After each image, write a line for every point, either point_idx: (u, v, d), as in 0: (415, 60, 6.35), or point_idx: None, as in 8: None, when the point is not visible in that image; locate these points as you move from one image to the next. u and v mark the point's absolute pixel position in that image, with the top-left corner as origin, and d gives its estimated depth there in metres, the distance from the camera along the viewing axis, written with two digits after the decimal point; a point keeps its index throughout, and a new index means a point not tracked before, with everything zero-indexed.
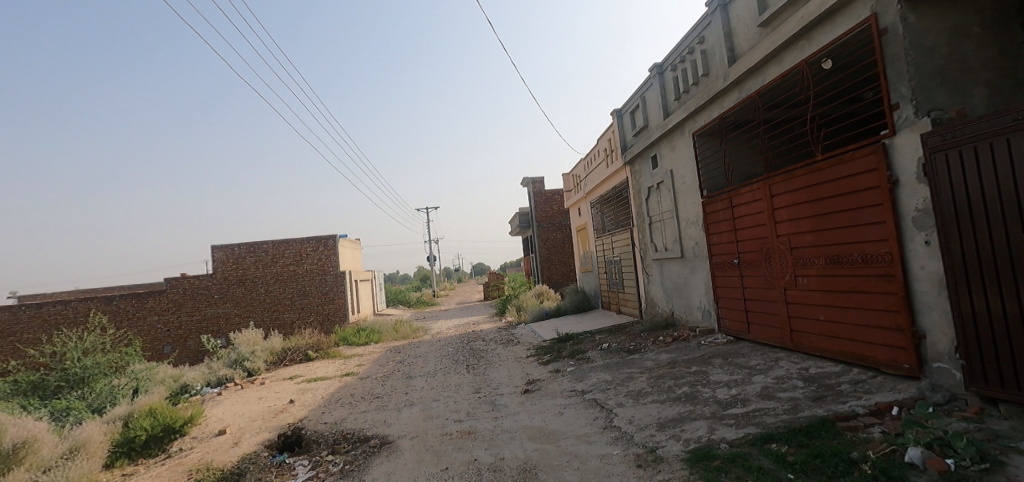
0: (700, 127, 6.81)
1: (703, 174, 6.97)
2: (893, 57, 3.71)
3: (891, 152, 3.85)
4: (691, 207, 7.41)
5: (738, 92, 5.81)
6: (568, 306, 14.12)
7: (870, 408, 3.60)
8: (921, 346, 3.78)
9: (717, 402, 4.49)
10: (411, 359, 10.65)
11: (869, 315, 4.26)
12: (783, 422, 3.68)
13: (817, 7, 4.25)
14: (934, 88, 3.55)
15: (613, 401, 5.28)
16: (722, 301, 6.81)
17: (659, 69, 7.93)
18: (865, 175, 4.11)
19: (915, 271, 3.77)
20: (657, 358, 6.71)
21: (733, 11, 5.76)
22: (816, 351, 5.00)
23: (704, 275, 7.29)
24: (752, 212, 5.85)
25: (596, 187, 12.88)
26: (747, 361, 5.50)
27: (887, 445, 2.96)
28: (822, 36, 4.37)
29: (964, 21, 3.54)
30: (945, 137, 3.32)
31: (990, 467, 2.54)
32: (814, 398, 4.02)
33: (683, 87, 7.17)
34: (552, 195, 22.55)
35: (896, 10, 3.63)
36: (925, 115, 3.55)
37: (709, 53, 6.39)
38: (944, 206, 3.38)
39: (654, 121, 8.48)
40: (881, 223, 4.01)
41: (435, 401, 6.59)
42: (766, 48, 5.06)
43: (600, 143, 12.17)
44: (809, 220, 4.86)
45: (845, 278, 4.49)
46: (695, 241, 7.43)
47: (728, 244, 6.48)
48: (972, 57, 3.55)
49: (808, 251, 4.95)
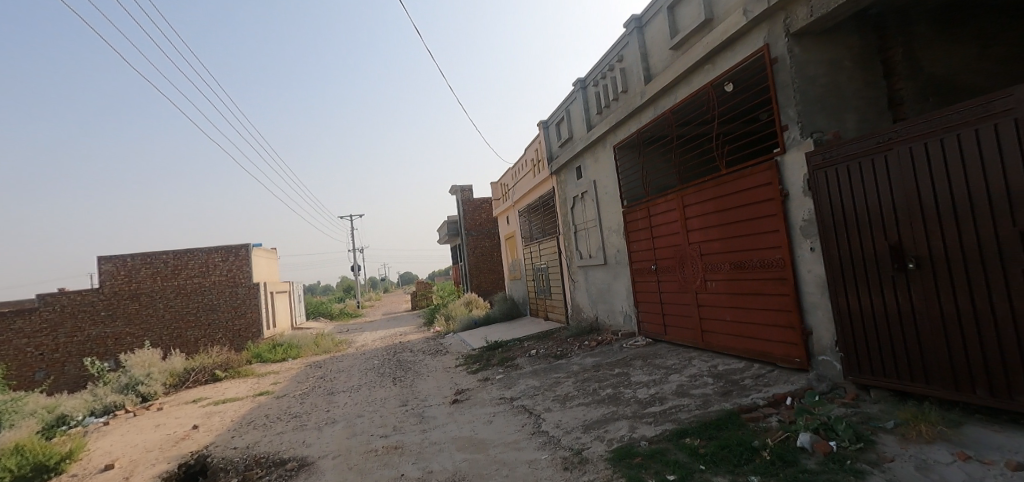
0: (621, 140, 7.18)
1: (624, 185, 7.34)
2: (782, 84, 4.16)
3: (782, 168, 4.30)
4: (613, 217, 7.77)
5: (654, 110, 6.22)
6: (497, 314, 14.23)
7: (768, 399, 3.97)
8: (809, 341, 4.24)
9: (638, 402, 4.72)
10: (333, 375, 10.12)
11: (768, 315, 4.68)
12: (696, 417, 3.95)
13: (721, 35, 4.66)
14: (816, 113, 4.02)
15: (541, 407, 5.37)
16: (641, 305, 7.20)
17: (582, 84, 8.29)
18: (761, 188, 4.57)
19: (804, 274, 4.22)
20: (582, 362, 6.94)
21: (648, 33, 6.18)
22: (724, 350, 5.41)
23: (625, 281, 7.68)
24: (668, 221, 6.25)
25: (523, 196, 13.16)
26: (664, 361, 5.86)
27: (783, 432, 3.28)
28: (725, 61, 4.78)
29: (838, 55, 4.06)
30: (825, 157, 3.77)
31: (864, 446, 2.89)
32: (722, 393, 4.36)
33: (605, 102, 7.52)
34: (480, 204, 22.62)
35: (784, 42, 4.08)
36: (809, 136, 4.00)
37: (627, 72, 6.79)
38: (824, 218, 3.83)
39: (578, 133, 8.82)
40: (774, 231, 4.46)
41: (359, 417, 6.29)
42: (676, 70, 5.48)
43: (526, 153, 12.45)
44: (717, 229, 5.28)
45: (746, 282, 4.94)
46: (617, 248, 7.80)
47: (646, 252, 6.88)
48: (845, 87, 4.08)
49: (715, 257, 5.39)
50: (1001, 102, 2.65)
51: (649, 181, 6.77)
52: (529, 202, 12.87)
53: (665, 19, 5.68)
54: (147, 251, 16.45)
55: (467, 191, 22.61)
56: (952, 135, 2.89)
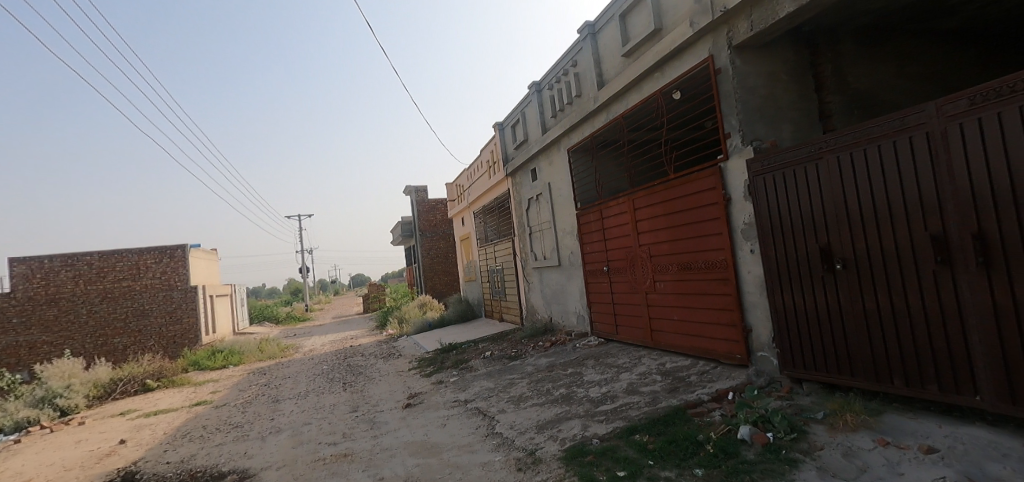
0: (575, 144, 7.31)
1: (578, 188, 7.47)
2: (725, 94, 4.36)
3: (725, 174, 4.52)
4: (567, 219, 7.89)
5: (606, 114, 6.36)
6: (451, 316, 14.11)
7: (712, 394, 4.15)
8: (749, 338, 4.47)
9: (590, 400, 4.81)
10: (278, 382, 9.68)
11: (712, 314, 4.89)
12: (645, 414, 4.07)
13: (669, 45, 4.83)
14: (756, 123, 4.25)
15: (495, 408, 5.36)
16: (594, 305, 7.35)
17: (537, 87, 8.37)
18: (706, 192, 4.77)
19: (745, 275, 4.44)
20: (536, 362, 6.99)
21: (601, 40, 6.32)
22: (671, 348, 5.60)
23: (579, 282, 7.81)
24: (619, 223, 6.42)
25: (479, 197, 13.14)
26: (615, 360, 6.01)
27: (725, 425, 3.43)
28: (673, 70, 4.97)
29: (775, 69, 4.31)
30: (764, 164, 3.99)
31: (797, 436, 3.08)
32: (669, 390, 4.52)
33: (559, 106, 7.63)
34: (435, 205, 22.37)
35: (727, 54, 4.29)
36: (749, 144, 4.22)
37: (581, 77, 6.92)
38: (763, 221, 4.06)
39: (533, 136, 8.91)
40: (718, 234, 4.68)
41: (307, 425, 6.04)
42: (627, 77, 5.64)
43: (482, 154, 12.44)
44: (665, 231, 5.47)
45: (692, 282, 5.15)
46: (571, 250, 7.93)
47: (599, 253, 7.03)
48: (781, 98, 4.34)
49: (664, 258, 5.58)
50: (913, 117, 2.89)
51: (601, 184, 6.92)
52: (484, 203, 12.85)
53: (617, 26, 5.83)
54: (68, 253, 15.26)
55: (421, 191, 22.32)
56: (873, 146, 3.13)
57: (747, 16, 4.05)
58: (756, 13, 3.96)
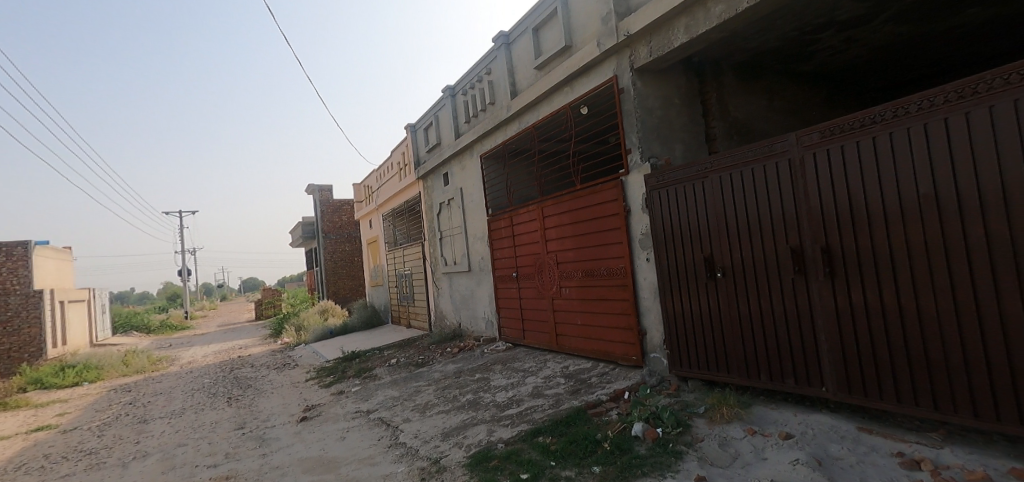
0: (487, 150, 7.39)
1: (489, 194, 7.54)
2: (627, 112, 4.67)
3: (626, 188, 4.83)
4: (478, 225, 7.92)
5: (519, 123, 6.51)
6: (355, 322, 13.46)
7: (610, 394, 4.39)
8: (644, 341, 4.79)
9: (496, 405, 4.85)
10: (147, 399, 8.53)
11: (612, 318, 5.18)
12: (548, 416, 4.19)
13: (579, 62, 5.08)
14: (652, 141, 4.60)
15: (399, 417, 5.19)
16: (502, 311, 7.44)
17: (451, 92, 8.35)
18: (609, 204, 5.06)
19: (641, 282, 4.77)
20: (443, 369, 6.91)
21: (514, 50, 6.48)
22: (574, 351, 5.84)
23: (488, 288, 7.87)
24: (529, 231, 6.58)
25: (388, 200, 12.76)
26: (521, 364, 6.13)
27: (620, 423, 3.64)
28: (581, 86, 5.23)
29: (669, 93, 4.72)
30: (659, 179, 4.31)
31: (682, 430, 3.36)
32: (572, 392, 4.70)
33: (472, 112, 7.67)
34: (341, 206, 21.29)
35: (629, 76, 4.61)
36: (646, 160, 4.55)
37: (494, 85, 7.02)
38: (657, 233, 4.39)
39: (446, 140, 8.86)
40: (618, 243, 4.98)
41: (181, 446, 5.38)
42: (539, 88, 5.83)
43: (393, 156, 12.10)
44: (572, 239, 5.71)
45: (594, 288, 5.42)
46: (481, 255, 7.97)
47: (508, 259, 7.14)
48: (675, 121, 4.75)
49: (569, 265, 5.81)
50: (780, 145, 3.31)
51: (512, 192, 7.05)
52: (394, 206, 12.50)
53: (530, 39, 6.01)
54: None
55: (325, 191, 21.13)
56: (748, 168, 3.53)
57: (647, 42, 4.39)
58: (655, 40, 4.30)
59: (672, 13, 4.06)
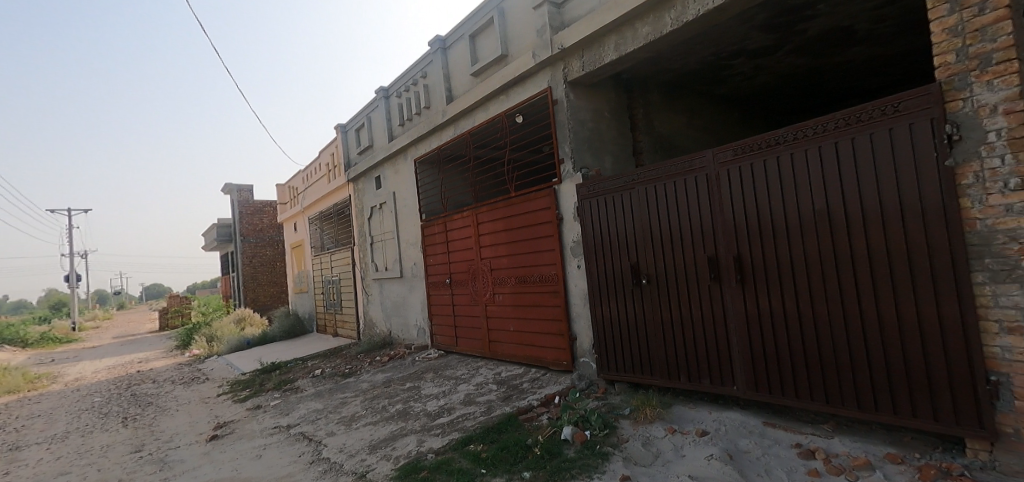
0: (422, 155, 7.28)
1: (423, 199, 7.42)
2: (561, 123, 4.80)
3: (559, 196, 4.95)
4: (411, 231, 7.76)
5: (454, 129, 6.47)
6: (275, 332, 12.66)
7: (541, 399, 4.45)
8: (574, 346, 4.92)
9: (427, 415, 4.74)
10: (21, 423, 7.45)
11: (544, 324, 5.26)
12: (480, 424, 4.17)
13: (514, 71, 5.15)
14: (584, 152, 4.76)
15: (323, 431, 4.92)
16: (435, 318, 7.32)
17: (385, 93, 8.15)
18: (543, 211, 5.16)
19: (572, 288, 4.89)
20: (372, 379, 6.66)
21: (451, 56, 6.45)
22: (507, 358, 5.86)
23: (420, 295, 7.71)
24: (463, 237, 6.54)
25: (315, 202, 12.16)
26: (453, 371, 6.06)
27: (551, 428, 3.70)
28: (517, 96, 5.31)
29: (600, 107, 4.92)
30: (591, 189, 4.47)
31: (609, 431, 3.47)
32: (503, 398, 4.72)
33: (407, 115, 7.53)
34: (262, 207, 20.01)
35: (562, 88, 4.75)
36: (578, 171, 4.70)
37: (430, 89, 6.94)
38: (588, 240, 4.54)
39: (379, 143, 8.62)
40: (551, 250, 5.09)
41: (63, 476, 4.73)
42: (475, 95, 5.83)
43: (321, 156, 11.57)
44: (506, 245, 5.75)
45: (527, 294, 5.49)
46: (414, 261, 7.80)
47: (441, 265, 7.05)
48: (605, 133, 4.96)
49: (503, 272, 5.84)
50: (698, 160, 3.55)
51: (447, 197, 6.98)
52: (321, 209, 11.94)
53: (467, 46, 6.02)
54: None
55: (244, 191, 19.72)
56: (670, 181, 3.75)
57: (579, 56, 4.54)
58: (587, 55, 4.47)
59: (603, 31, 4.24)
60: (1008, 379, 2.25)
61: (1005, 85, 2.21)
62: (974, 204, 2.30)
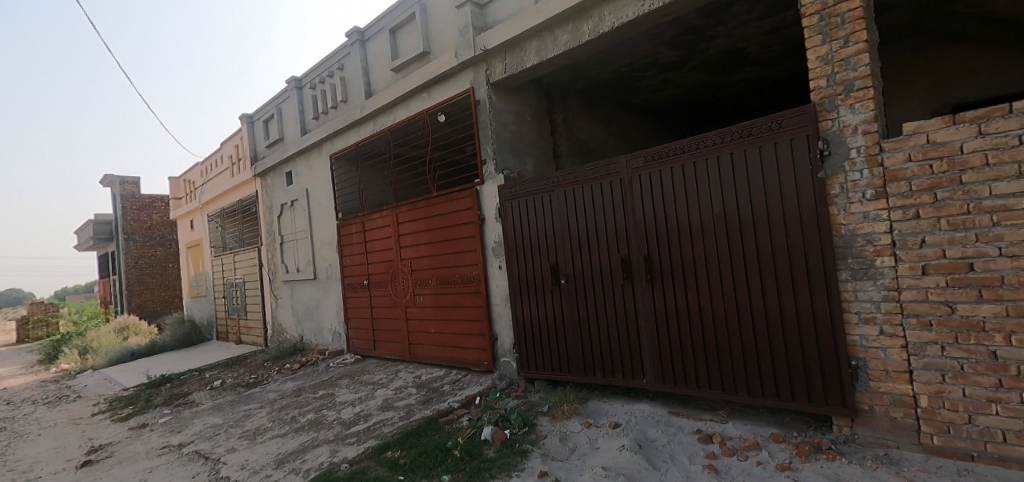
0: (338, 151, 6.93)
1: (339, 197, 7.07)
2: (483, 124, 4.81)
3: (481, 197, 4.96)
4: (326, 230, 7.36)
5: (373, 125, 6.24)
6: (167, 341, 11.40)
7: (461, 401, 4.42)
8: (495, 346, 4.94)
9: (341, 423, 4.52)
10: None
11: (465, 325, 5.23)
12: (398, 429, 4.05)
13: (436, 69, 5.08)
14: (506, 154, 4.80)
15: (223, 448, 4.51)
16: (351, 321, 7.01)
17: (298, 84, 7.67)
18: (465, 212, 5.13)
19: (493, 288, 4.92)
20: (280, 388, 6.22)
21: (370, 49, 6.22)
22: (427, 360, 5.75)
23: (336, 297, 7.34)
24: (382, 237, 6.32)
25: (215, 198, 11.12)
26: (371, 376, 5.84)
27: (470, 429, 3.69)
28: (439, 94, 5.24)
29: (522, 110, 5.00)
30: (512, 190, 4.52)
31: (528, 429, 3.53)
32: (423, 401, 4.62)
33: (321, 108, 7.14)
34: (151, 202, 17.93)
35: (485, 89, 4.76)
36: (500, 172, 4.73)
37: (347, 82, 6.64)
38: (510, 241, 4.59)
39: (290, 136, 8.08)
40: (472, 251, 5.08)
41: None
42: (396, 91, 5.67)
43: (223, 148, 10.61)
44: (426, 246, 5.65)
45: (448, 295, 5.43)
46: (328, 262, 7.41)
47: (359, 267, 6.76)
48: (526, 136, 5.04)
49: (424, 272, 5.73)
50: (612, 166, 3.73)
51: (365, 196, 6.72)
52: (222, 206, 10.95)
53: (387, 40, 5.84)
54: None
55: (128, 183, 17.53)
56: (587, 185, 3.91)
57: (501, 59, 4.59)
58: (509, 58, 4.52)
59: (525, 35, 4.31)
60: (864, 363, 2.60)
61: (864, 108, 2.56)
62: (840, 211, 2.64)
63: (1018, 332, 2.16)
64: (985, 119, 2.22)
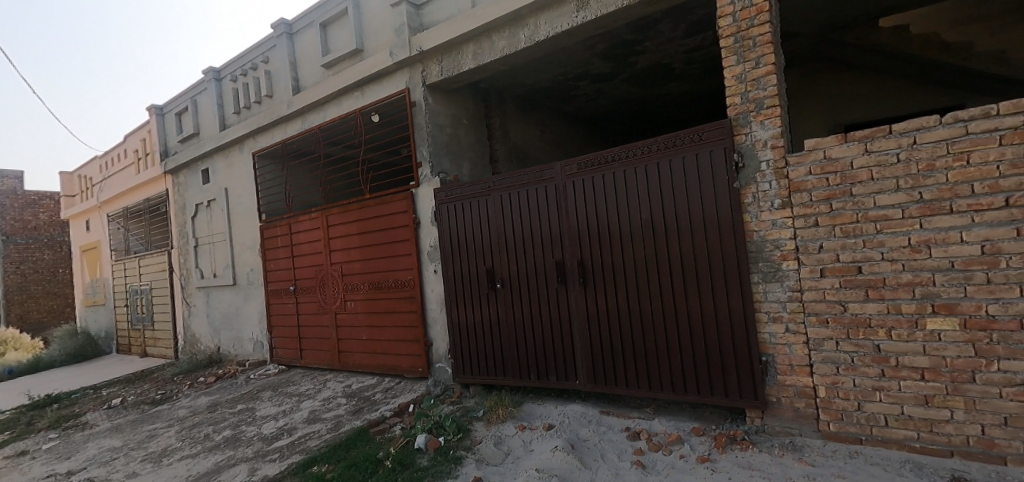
0: (261, 148, 6.52)
1: (262, 198, 6.65)
2: (419, 126, 4.73)
3: (416, 200, 4.86)
4: (247, 233, 6.88)
5: (301, 123, 5.94)
6: (55, 356, 10.12)
7: (394, 409, 4.29)
8: (430, 352, 4.85)
9: (262, 439, 4.23)
10: None
11: (399, 331, 5.09)
12: (325, 442, 3.85)
13: (370, 68, 4.93)
14: (442, 157, 4.74)
15: (122, 473, 4.06)
16: (275, 330, 6.59)
17: (216, 75, 7.13)
18: (399, 215, 5.01)
19: (428, 293, 4.83)
20: (192, 404, 5.71)
21: (298, 42, 5.92)
22: (358, 368, 5.53)
23: (258, 304, 6.88)
24: (310, 240, 6.02)
25: (117, 196, 10.05)
26: (296, 387, 5.52)
27: (403, 438, 3.58)
28: (372, 94, 5.08)
29: (458, 113, 4.97)
30: (448, 194, 4.48)
31: (462, 435, 3.49)
32: (353, 411, 4.44)
33: (243, 102, 6.68)
34: (37, 200, 15.88)
35: (421, 90, 4.68)
36: (436, 175, 4.66)
37: (273, 76, 6.27)
38: (446, 245, 4.54)
39: (207, 131, 7.49)
40: (407, 255, 4.96)
41: None
42: (326, 88, 5.43)
43: (127, 141, 9.63)
44: (358, 249, 5.44)
45: (381, 301, 5.26)
46: (250, 267, 6.93)
47: (284, 271, 6.39)
48: (463, 140, 5.01)
49: (356, 277, 5.52)
50: (547, 171, 3.80)
51: (291, 197, 6.36)
52: (126, 205, 9.92)
53: (317, 35, 5.59)
54: None
55: (8, 178, 15.42)
56: (523, 190, 3.95)
57: (438, 61, 4.54)
58: (446, 61, 4.48)
59: (462, 39, 4.29)
60: (773, 358, 2.83)
61: (773, 125, 2.80)
62: (752, 219, 2.86)
63: (897, 327, 2.45)
64: (870, 139, 2.50)
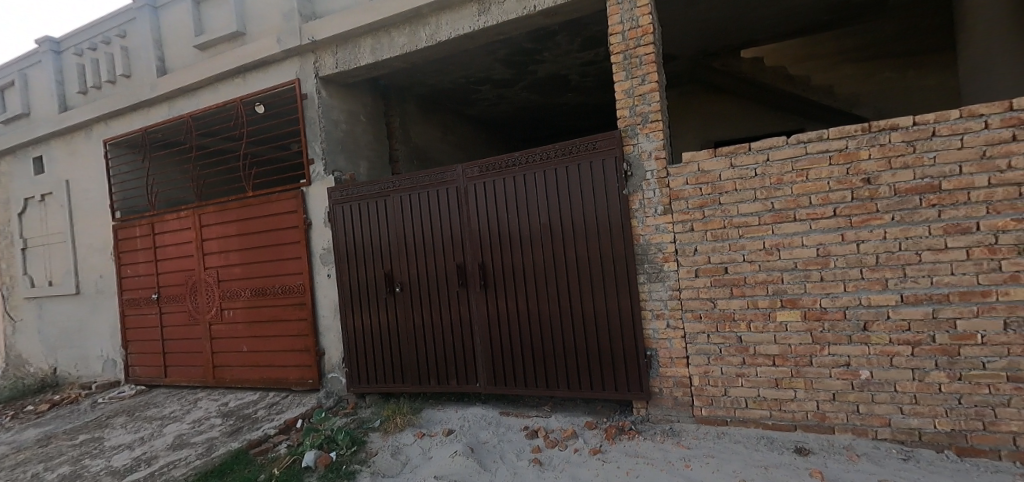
0: (116, 135, 5.63)
1: (117, 193, 5.74)
2: (310, 120, 4.41)
3: (307, 199, 4.52)
4: (96, 233, 5.88)
5: (168, 109, 5.23)
6: None
7: (279, 426, 3.93)
8: (322, 362, 4.53)
9: (111, 473, 3.62)
10: None
11: (286, 341, 4.69)
12: (194, 470, 3.40)
13: (254, 54, 4.50)
14: (337, 154, 4.47)
15: None
16: (133, 345, 5.71)
17: (55, 47, 6.02)
18: (287, 215, 4.62)
19: (320, 299, 4.51)
20: (15, 439, 4.72)
21: (165, 18, 5.21)
22: (237, 384, 4.99)
23: (109, 316, 5.90)
24: (178, 241, 5.31)
25: None
26: (158, 410, 4.82)
27: (289, 457, 3.30)
28: (257, 82, 4.64)
29: (355, 109, 4.73)
30: (344, 193, 4.23)
31: (356, 448, 3.30)
32: (229, 432, 3.98)
33: (91, 80, 5.71)
34: None
35: (313, 82, 4.37)
36: (330, 173, 4.38)
37: (131, 53, 5.44)
38: (340, 247, 4.28)
39: (41, 112, 6.28)
40: (296, 258, 4.59)
41: None
42: (199, 72, 4.85)
43: None
44: (239, 253, 4.91)
45: (265, 309, 4.80)
46: (99, 273, 5.93)
47: (145, 278, 5.56)
48: (360, 137, 4.78)
49: (235, 283, 4.98)
50: (449, 174, 3.75)
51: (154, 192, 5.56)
52: None
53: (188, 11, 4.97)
54: None
55: None
56: (424, 191, 3.86)
57: (333, 53, 4.27)
58: (341, 53, 4.24)
59: (359, 32, 4.09)
60: (656, 352, 3.07)
61: (656, 138, 3.05)
62: (639, 223, 3.09)
63: (755, 320, 2.79)
64: (734, 154, 2.83)
